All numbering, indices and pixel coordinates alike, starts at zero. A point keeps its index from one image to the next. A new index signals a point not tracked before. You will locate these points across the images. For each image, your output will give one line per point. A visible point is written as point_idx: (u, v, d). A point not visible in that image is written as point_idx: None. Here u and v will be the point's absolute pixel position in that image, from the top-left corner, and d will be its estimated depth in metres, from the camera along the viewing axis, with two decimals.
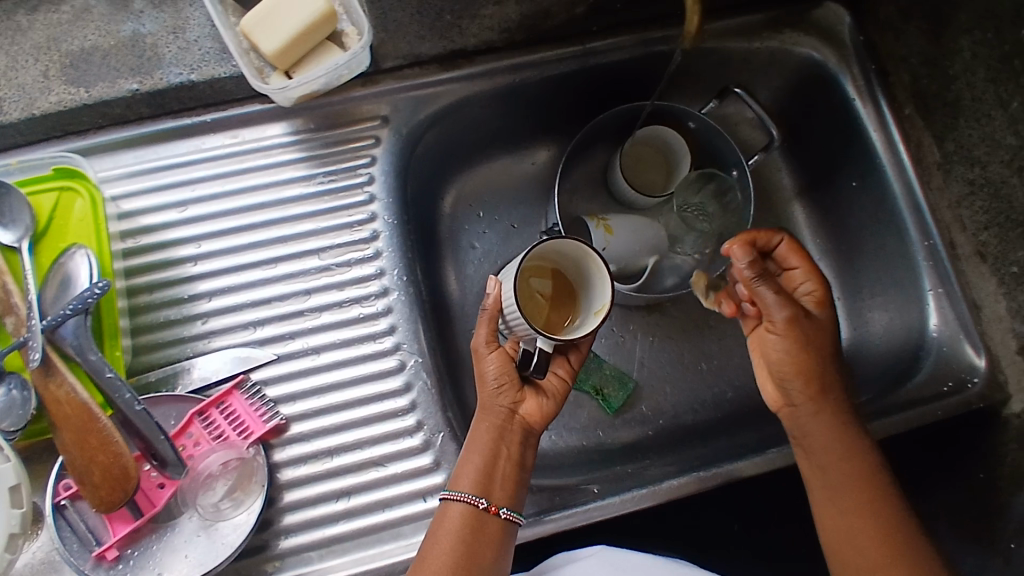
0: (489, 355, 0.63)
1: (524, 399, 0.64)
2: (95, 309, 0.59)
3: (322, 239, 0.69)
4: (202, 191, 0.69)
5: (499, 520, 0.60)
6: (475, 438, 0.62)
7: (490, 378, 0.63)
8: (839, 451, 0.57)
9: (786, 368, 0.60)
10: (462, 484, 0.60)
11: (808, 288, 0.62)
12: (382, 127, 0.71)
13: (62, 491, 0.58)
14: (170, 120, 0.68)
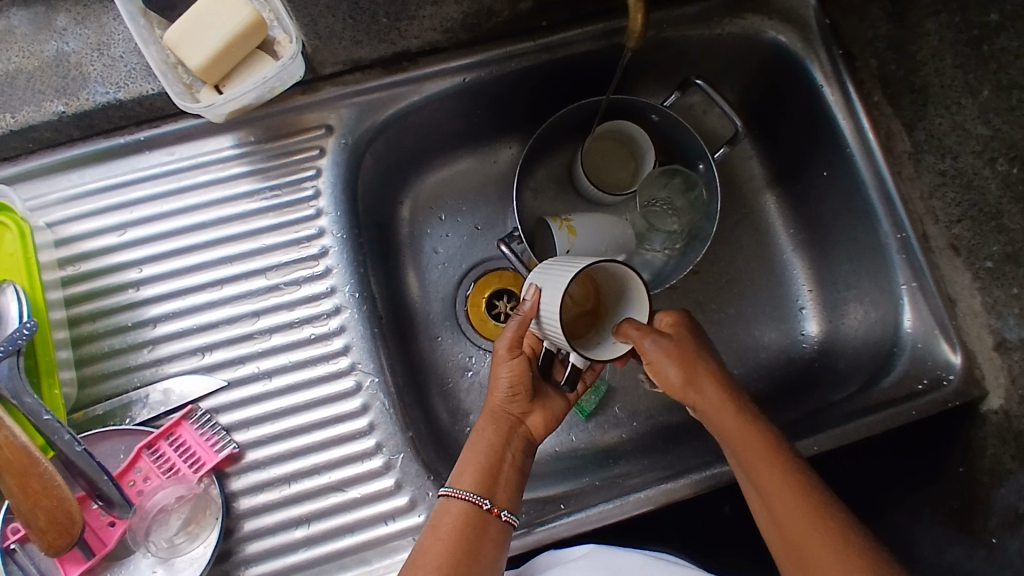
0: (508, 360, 0.62)
1: (532, 411, 0.63)
2: (28, 346, 0.58)
3: (270, 257, 0.66)
4: (141, 213, 0.66)
5: (499, 523, 0.56)
6: (481, 439, 0.60)
7: (506, 381, 0.62)
8: (756, 443, 0.55)
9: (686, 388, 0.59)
10: (465, 482, 0.57)
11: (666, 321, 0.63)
12: (326, 136, 0.68)
13: (12, 534, 0.56)
14: (103, 140, 0.65)
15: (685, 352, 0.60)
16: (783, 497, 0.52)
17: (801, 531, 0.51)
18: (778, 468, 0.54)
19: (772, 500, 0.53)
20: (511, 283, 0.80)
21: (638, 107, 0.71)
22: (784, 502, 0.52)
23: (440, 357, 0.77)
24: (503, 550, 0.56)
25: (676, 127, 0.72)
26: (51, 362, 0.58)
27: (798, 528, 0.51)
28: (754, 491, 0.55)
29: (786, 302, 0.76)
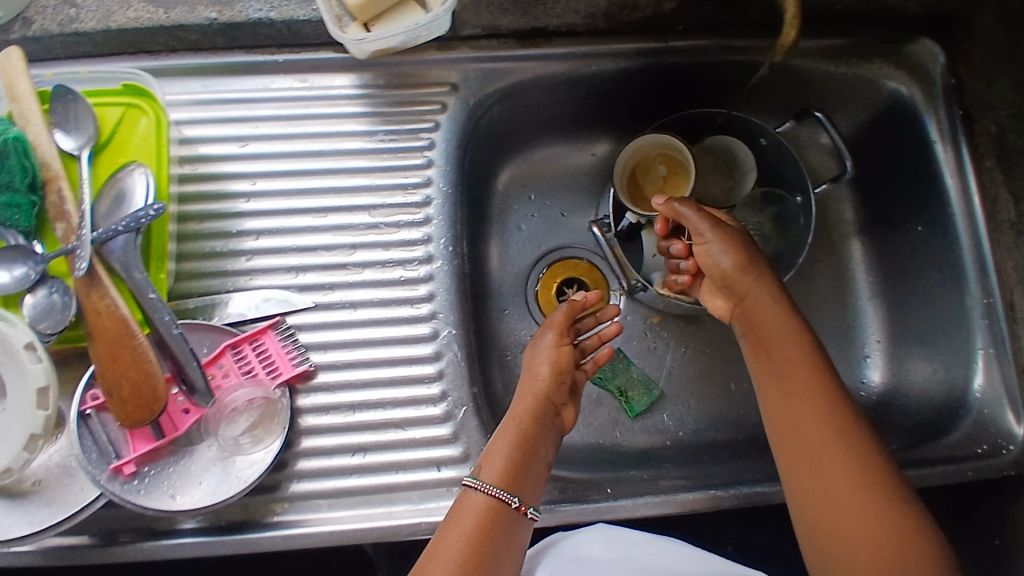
0: (549, 349, 0.66)
1: (563, 406, 0.66)
2: (146, 230, 0.59)
3: (375, 196, 0.69)
4: (264, 130, 0.69)
5: (526, 521, 0.57)
6: (521, 418, 0.62)
7: (551, 375, 0.64)
8: (796, 352, 0.57)
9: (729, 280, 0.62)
10: (491, 476, 0.57)
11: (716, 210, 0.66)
12: (449, 94, 0.70)
13: (90, 400, 0.56)
14: (243, 56, 0.69)
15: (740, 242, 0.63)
16: (798, 379, 0.56)
17: (809, 416, 0.54)
18: (816, 388, 0.55)
19: (789, 382, 0.56)
20: (584, 274, 0.82)
21: (751, 128, 0.74)
22: (797, 382, 0.56)
23: (506, 330, 0.78)
24: (523, 540, 0.57)
25: (782, 153, 0.73)
26: (164, 246, 0.60)
27: (804, 405, 0.55)
28: (776, 392, 0.57)
29: (853, 346, 0.77)
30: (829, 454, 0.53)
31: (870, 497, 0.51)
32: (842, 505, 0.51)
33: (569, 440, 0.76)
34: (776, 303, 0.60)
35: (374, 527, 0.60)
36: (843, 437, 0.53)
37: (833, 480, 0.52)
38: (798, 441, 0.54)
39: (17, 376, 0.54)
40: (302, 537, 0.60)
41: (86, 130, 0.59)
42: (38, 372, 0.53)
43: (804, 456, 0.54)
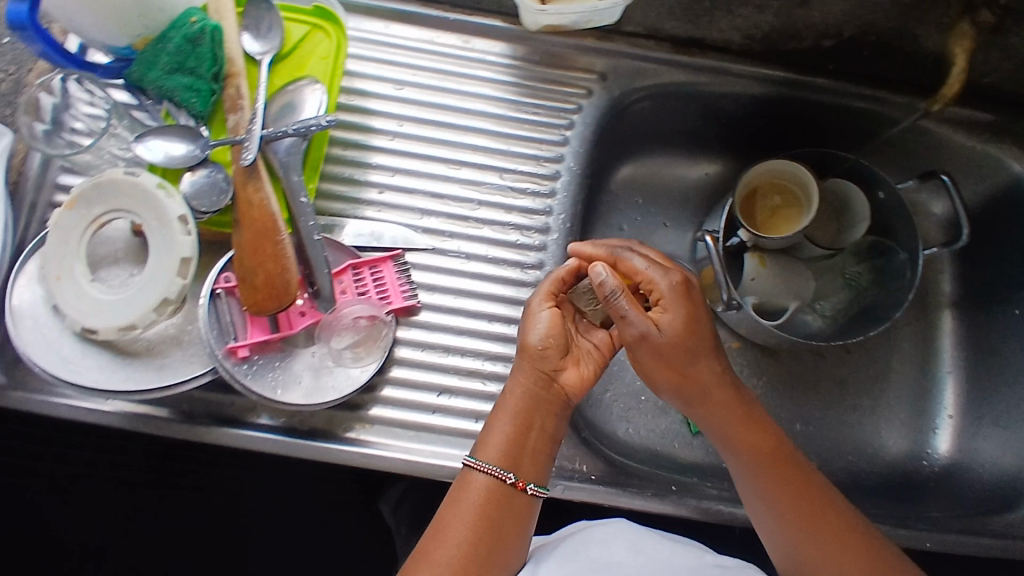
0: (542, 313, 0.61)
1: (568, 369, 0.61)
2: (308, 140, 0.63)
3: (508, 161, 0.72)
4: (421, 78, 0.72)
5: (523, 498, 0.56)
6: (514, 401, 0.59)
7: (528, 369, 0.60)
8: (747, 429, 0.59)
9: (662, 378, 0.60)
10: (489, 455, 0.56)
11: (658, 284, 0.61)
12: (595, 82, 0.73)
13: (221, 282, 0.59)
14: (417, 7, 0.73)
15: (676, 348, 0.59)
16: (755, 460, 0.58)
17: (781, 493, 0.57)
18: (773, 463, 0.58)
19: (750, 464, 0.59)
20: None
21: (870, 178, 0.75)
22: (755, 464, 0.58)
23: None
24: (529, 519, 0.57)
25: (900, 210, 0.74)
26: (319, 161, 0.63)
27: (772, 483, 0.57)
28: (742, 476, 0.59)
29: (925, 412, 0.79)
30: (812, 525, 0.56)
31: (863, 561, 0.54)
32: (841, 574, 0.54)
33: (627, 437, 0.78)
34: (722, 385, 0.60)
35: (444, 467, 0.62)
36: (815, 507, 0.57)
37: (826, 550, 0.55)
38: (778, 521, 0.57)
39: (163, 243, 0.56)
40: (376, 459, 0.62)
41: (272, 42, 0.62)
42: (186, 243, 0.56)
43: (790, 531, 0.56)
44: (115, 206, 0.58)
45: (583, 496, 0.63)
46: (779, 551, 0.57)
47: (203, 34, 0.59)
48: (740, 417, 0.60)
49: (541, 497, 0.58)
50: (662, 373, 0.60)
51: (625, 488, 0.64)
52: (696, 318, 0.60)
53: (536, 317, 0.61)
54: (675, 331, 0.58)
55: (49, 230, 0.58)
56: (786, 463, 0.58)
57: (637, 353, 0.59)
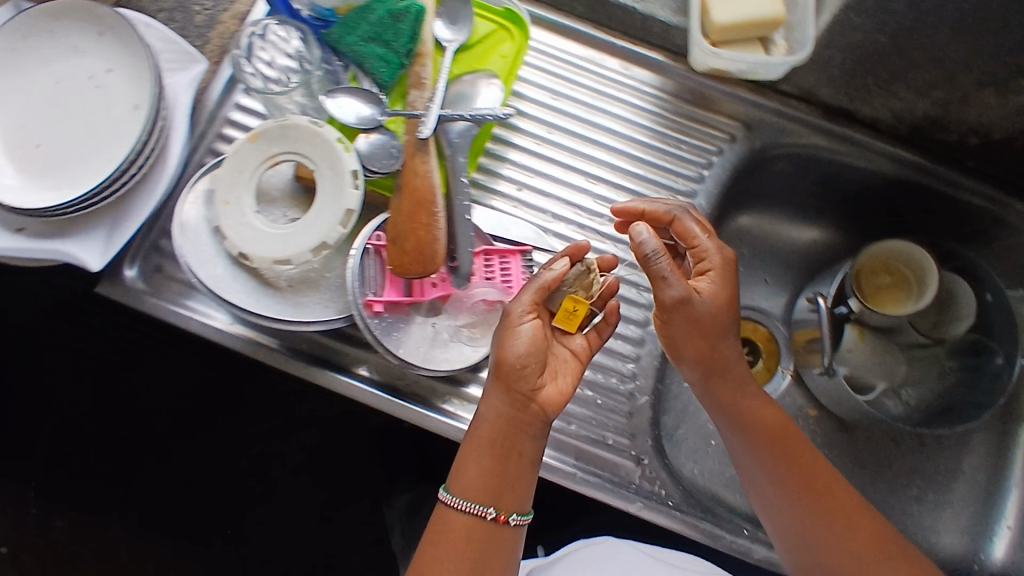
0: (524, 328, 0.57)
1: (546, 386, 0.58)
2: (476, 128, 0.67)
3: (644, 186, 0.74)
4: (575, 93, 0.75)
5: (508, 529, 0.57)
6: (495, 425, 0.57)
7: (507, 390, 0.57)
8: (759, 407, 0.63)
9: (686, 348, 0.61)
10: (464, 493, 0.56)
11: (703, 252, 0.61)
12: (739, 129, 0.77)
13: (373, 239, 0.63)
14: (587, 28, 0.76)
15: (711, 317, 0.59)
16: (772, 438, 0.62)
17: (797, 470, 0.61)
18: (785, 439, 0.62)
19: (766, 441, 0.62)
20: (760, 339, 0.87)
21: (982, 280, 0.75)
22: (770, 440, 0.62)
23: None
24: (516, 548, 0.58)
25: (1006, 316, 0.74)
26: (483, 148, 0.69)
27: (788, 460, 0.62)
28: (756, 454, 0.62)
29: (988, 517, 0.78)
30: (827, 496, 0.61)
31: (869, 524, 0.61)
32: (855, 541, 0.60)
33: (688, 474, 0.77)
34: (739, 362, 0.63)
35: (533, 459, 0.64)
36: (826, 478, 0.62)
37: (840, 519, 0.60)
38: (797, 497, 0.61)
39: (332, 193, 0.60)
40: None
41: (459, 33, 0.66)
42: (353, 197, 0.60)
43: (808, 507, 0.61)
44: (292, 148, 0.62)
45: (660, 520, 0.64)
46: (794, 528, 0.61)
47: (406, 12, 0.63)
48: (754, 394, 0.63)
49: (525, 524, 0.58)
50: (688, 342, 0.60)
51: (698, 521, 0.65)
52: (728, 289, 0.61)
53: (519, 329, 0.57)
54: (712, 301, 0.60)
55: (228, 157, 0.62)
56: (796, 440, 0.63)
57: (669, 319, 0.60)
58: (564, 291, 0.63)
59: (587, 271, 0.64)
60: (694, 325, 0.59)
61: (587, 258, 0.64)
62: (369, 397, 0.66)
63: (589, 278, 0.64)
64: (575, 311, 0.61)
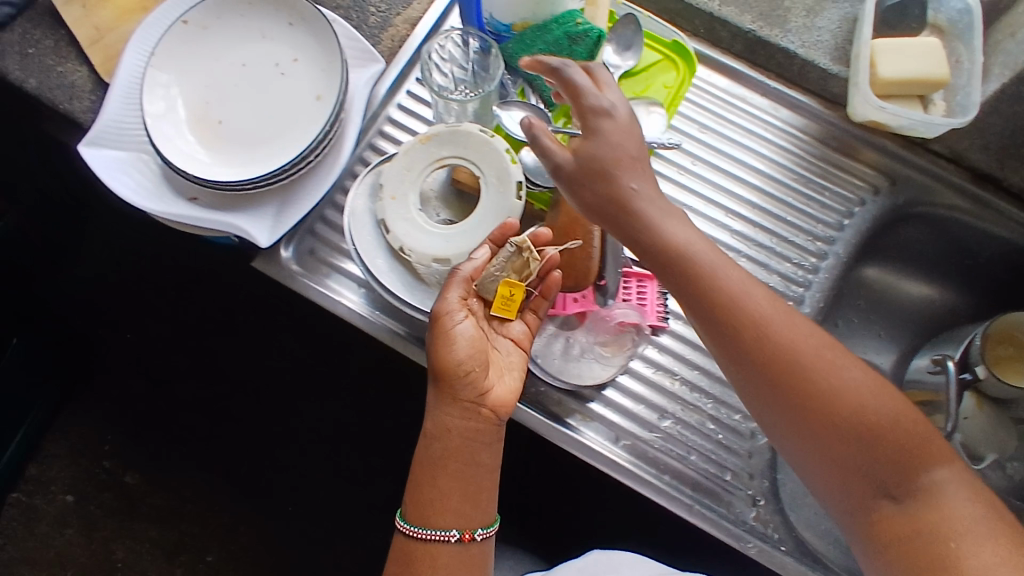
0: (459, 328, 0.58)
1: (491, 387, 0.59)
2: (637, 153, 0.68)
3: (783, 228, 0.74)
4: (724, 128, 0.76)
5: (475, 546, 0.56)
6: (447, 440, 0.56)
7: (451, 401, 0.57)
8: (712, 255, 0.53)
9: (602, 216, 0.54)
10: (427, 519, 0.55)
11: (587, 105, 0.52)
12: (882, 183, 0.77)
13: None
14: (742, 66, 0.77)
15: (608, 177, 0.53)
16: (733, 299, 0.51)
17: (763, 339, 0.50)
18: (744, 298, 0.52)
19: (724, 308, 0.51)
20: None
21: None
22: (728, 304, 0.51)
23: None
24: (487, 562, 0.57)
25: None
26: None
27: (748, 325, 0.51)
28: (709, 329, 0.52)
29: None
30: (797, 364, 0.50)
31: (855, 383, 0.49)
32: (837, 411, 0.48)
33: None
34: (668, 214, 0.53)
35: (650, 484, 0.65)
36: (800, 339, 0.51)
37: (817, 389, 0.49)
38: (764, 374, 0.50)
39: (496, 199, 0.63)
40: (591, 453, 0.65)
41: (628, 59, 0.68)
42: (518, 205, 0.62)
43: (776, 384, 0.50)
44: (463, 155, 0.64)
45: (771, 562, 0.64)
46: (773, 419, 0.51)
47: (584, 35, 0.64)
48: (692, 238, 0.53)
49: (491, 535, 0.57)
50: (597, 213, 0.54)
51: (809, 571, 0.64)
52: (621, 137, 0.53)
53: (455, 332, 0.58)
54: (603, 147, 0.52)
55: (399, 154, 0.64)
56: (771, 301, 0.52)
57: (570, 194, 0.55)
58: (495, 274, 0.60)
59: (518, 253, 0.59)
60: (590, 187, 0.53)
61: (519, 239, 0.59)
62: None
63: (522, 259, 0.59)
64: (511, 295, 0.60)
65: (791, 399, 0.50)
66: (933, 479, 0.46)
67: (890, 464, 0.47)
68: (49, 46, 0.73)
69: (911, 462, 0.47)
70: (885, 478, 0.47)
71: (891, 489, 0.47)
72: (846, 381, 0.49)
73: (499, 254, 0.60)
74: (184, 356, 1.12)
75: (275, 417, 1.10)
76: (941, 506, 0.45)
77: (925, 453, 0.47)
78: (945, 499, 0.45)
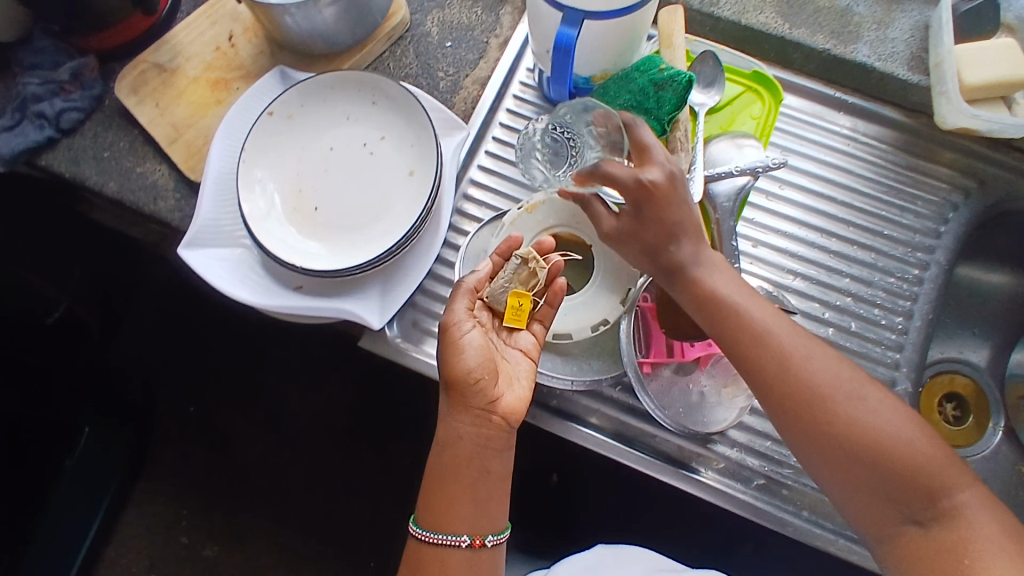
0: (465, 338, 0.56)
1: (500, 394, 0.57)
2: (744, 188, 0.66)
3: (881, 243, 0.74)
4: (808, 149, 0.75)
5: (487, 551, 0.57)
6: (457, 448, 0.55)
7: (462, 408, 0.56)
8: (744, 292, 0.57)
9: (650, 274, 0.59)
10: (437, 526, 0.56)
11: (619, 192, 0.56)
12: (971, 184, 0.76)
13: (641, 300, 0.66)
14: (816, 84, 0.77)
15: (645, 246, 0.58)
16: (773, 336, 0.54)
17: (800, 378, 0.52)
18: (779, 335, 0.54)
19: (762, 350, 0.54)
20: (970, 395, 0.85)
21: None
22: (764, 343, 0.54)
23: None
24: (499, 564, 0.58)
25: None
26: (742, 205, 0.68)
27: (786, 365, 0.53)
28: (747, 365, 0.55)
29: None
30: (833, 398, 0.52)
31: (883, 416, 0.51)
32: (869, 441, 0.50)
33: None
34: (723, 272, 0.57)
35: (788, 522, 0.64)
36: (834, 374, 0.53)
37: (849, 420, 0.51)
38: (805, 412, 0.52)
39: (611, 267, 0.66)
40: (724, 495, 0.65)
41: (714, 95, 0.68)
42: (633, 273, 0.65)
43: (811, 417, 0.52)
44: (570, 222, 0.67)
45: None
46: (807, 454, 0.52)
47: (670, 80, 0.63)
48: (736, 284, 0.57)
49: (503, 541, 0.58)
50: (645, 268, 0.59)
51: None
52: (654, 212, 0.56)
53: (463, 342, 0.56)
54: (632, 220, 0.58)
55: (507, 225, 0.67)
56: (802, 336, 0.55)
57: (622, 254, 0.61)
58: (504, 285, 0.60)
59: (524, 264, 0.60)
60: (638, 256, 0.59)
61: (524, 251, 0.59)
62: (600, 448, 0.66)
63: (528, 269, 0.60)
64: (520, 306, 0.59)
65: (828, 440, 0.51)
66: (953, 502, 0.48)
67: (912, 488, 0.49)
68: (123, 147, 0.72)
69: (930, 482, 0.49)
70: (911, 503, 0.49)
71: (915, 508, 0.49)
72: (879, 422, 0.51)
73: (505, 267, 0.60)
74: (256, 431, 1.10)
75: (356, 480, 1.08)
76: (971, 539, 0.47)
77: (945, 473, 0.49)
78: (977, 535, 0.47)
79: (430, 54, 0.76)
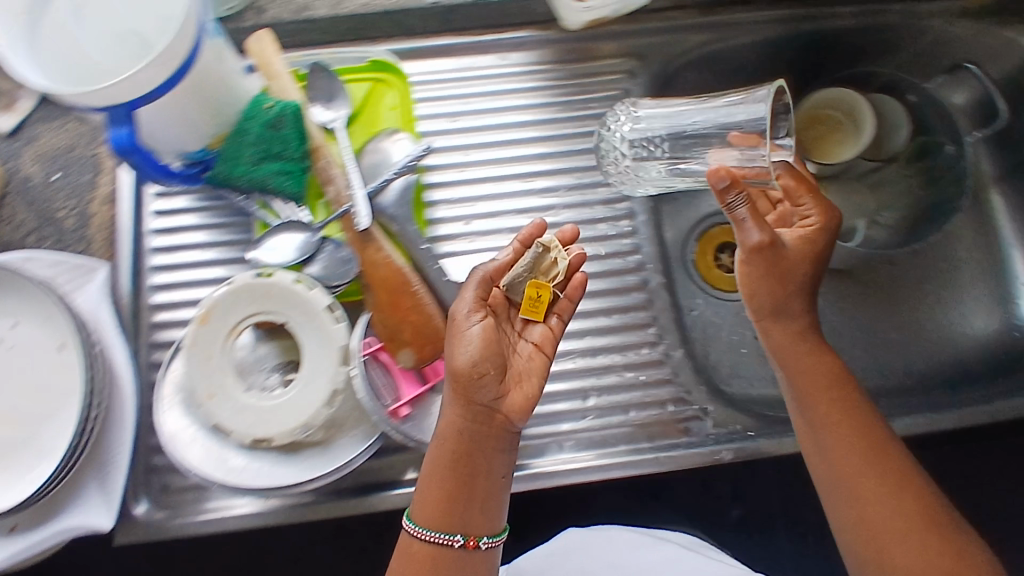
0: (474, 330, 0.52)
1: (508, 391, 0.52)
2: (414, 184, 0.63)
3: (577, 159, 0.73)
4: (472, 105, 0.72)
5: (480, 552, 0.51)
6: (454, 440, 0.51)
7: (462, 402, 0.51)
8: (832, 398, 0.57)
9: (763, 304, 0.60)
10: (422, 519, 0.51)
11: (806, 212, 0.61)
12: (633, 64, 0.75)
13: (365, 348, 0.57)
14: (449, 39, 0.73)
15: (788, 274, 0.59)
16: (852, 433, 0.56)
17: (859, 476, 0.54)
18: (859, 435, 0.55)
19: (840, 443, 0.55)
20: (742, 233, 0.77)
21: None
22: (836, 439, 0.56)
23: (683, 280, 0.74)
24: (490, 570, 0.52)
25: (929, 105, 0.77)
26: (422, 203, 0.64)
27: (849, 456, 0.55)
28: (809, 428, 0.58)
29: None
30: (882, 499, 0.53)
31: (923, 540, 0.51)
32: (902, 545, 0.52)
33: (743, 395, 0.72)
34: (810, 355, 0.59)
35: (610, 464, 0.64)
36: (897, 485, 0.53)
37: (888, 521, 0.52)
38: (852, 490, 0.54)
39: (317, 337, 0.56)
40: (545, 475, 0.63)
41: (341, 108, 0.63)
42: (340, 330, 0.56)
43: (856, 501, 0.54)
44: (256, 311, 0.56)
45: (753, 453, 0.63)
46: (841, 521, 0.55)
47: (282, 116, 0.59)
48: (829, 385, 0.58)
49: (498, 545, 0.52)
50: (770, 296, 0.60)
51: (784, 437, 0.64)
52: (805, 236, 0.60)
53: (467, 333, 0.52)
54: (805, 237, 0.60)
55: (186, 350, 0.55)
56: (882, 445, 0.55)
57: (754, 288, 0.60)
58: (520, 274, 0.56)
59: (543, 252, 0.55)
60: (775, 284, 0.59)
61: (548, 239, 0.55)
62: None
63: (549, 259, 0.56)
64: (539, 295, 0.56)
65: (868, 535, 0.53)
66: None
67: None
68: None
69: None
70: None
71: None
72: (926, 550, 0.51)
73: (523, 256, 0.56)
74: None
75: None
76: None
77: None
78: None
79: (41, 198, 0.65)
